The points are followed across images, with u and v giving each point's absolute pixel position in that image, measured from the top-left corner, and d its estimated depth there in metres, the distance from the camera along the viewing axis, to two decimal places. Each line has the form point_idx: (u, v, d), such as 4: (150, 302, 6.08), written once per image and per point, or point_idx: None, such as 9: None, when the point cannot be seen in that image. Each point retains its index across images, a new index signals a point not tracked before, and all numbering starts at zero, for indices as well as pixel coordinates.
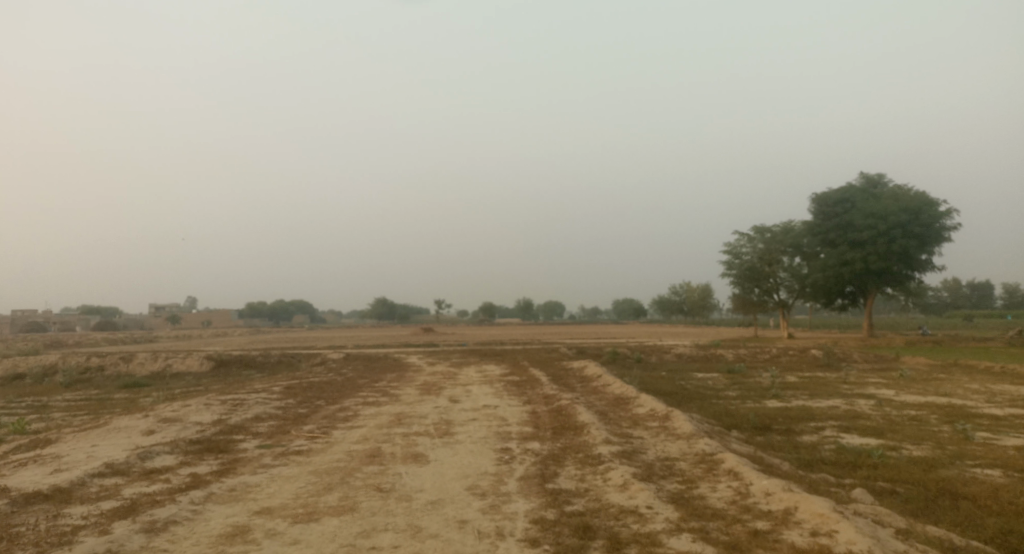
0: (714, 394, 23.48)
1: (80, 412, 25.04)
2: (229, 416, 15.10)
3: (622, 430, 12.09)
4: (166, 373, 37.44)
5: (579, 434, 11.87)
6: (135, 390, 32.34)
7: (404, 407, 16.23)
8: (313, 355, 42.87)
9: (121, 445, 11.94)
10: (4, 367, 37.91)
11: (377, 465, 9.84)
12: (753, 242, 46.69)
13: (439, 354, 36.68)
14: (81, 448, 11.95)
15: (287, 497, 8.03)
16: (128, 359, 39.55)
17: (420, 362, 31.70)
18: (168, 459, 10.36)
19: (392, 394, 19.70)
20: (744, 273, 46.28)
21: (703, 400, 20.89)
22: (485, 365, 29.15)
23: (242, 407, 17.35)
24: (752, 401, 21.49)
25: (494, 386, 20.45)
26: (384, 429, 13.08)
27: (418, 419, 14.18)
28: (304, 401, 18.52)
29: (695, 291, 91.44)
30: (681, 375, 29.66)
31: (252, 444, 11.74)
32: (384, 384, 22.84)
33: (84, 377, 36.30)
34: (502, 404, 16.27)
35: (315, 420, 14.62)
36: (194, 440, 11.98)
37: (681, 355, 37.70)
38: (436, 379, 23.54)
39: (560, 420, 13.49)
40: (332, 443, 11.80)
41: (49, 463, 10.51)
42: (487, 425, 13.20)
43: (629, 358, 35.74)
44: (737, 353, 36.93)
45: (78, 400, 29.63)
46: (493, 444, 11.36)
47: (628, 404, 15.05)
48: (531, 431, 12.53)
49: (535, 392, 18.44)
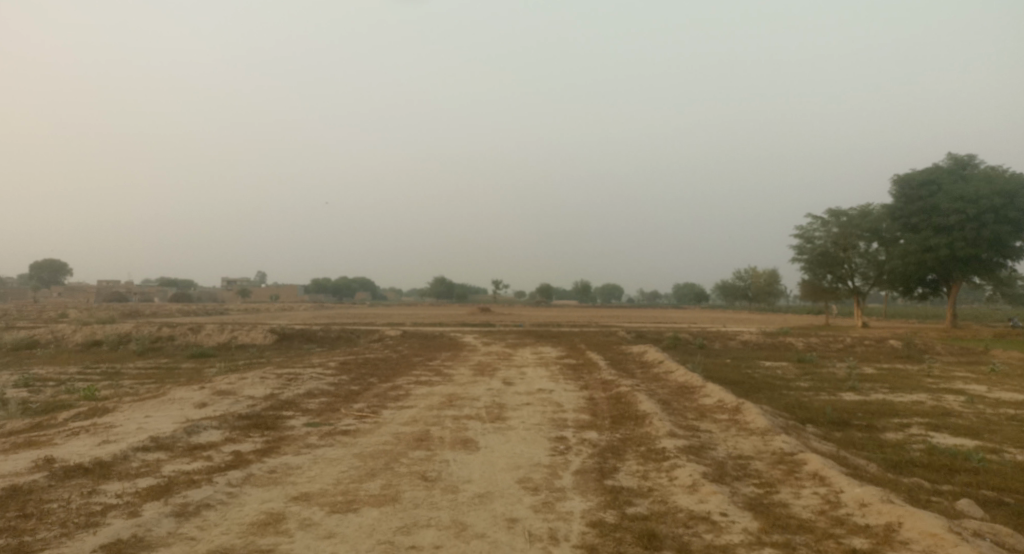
0: (784, 384, 22.15)
1: (148, 381, 25.78)
2: (282, 391, 14.93)
3: (688, 422, 11.20)
4: (231, 344, 38.36)
5: (640, 425, 11.03)
6: (202, 361, 33.12)
7: (456, 388, 15.73)
8: (372, 331, 43.22)
9: (172, 418, 11.82)
10: (83, 334, 39.63)
11: (424, 450, 9.29)
12: (827, 226, 44.40)
13: (495, 334, 36.26)
14: (134, 420, 11.91)
15: (326, 483, 7.53)
16: (197, 329, 40.74)
17: (476, 342, 31.34)
18: (214, 435, 10.09)
19: (446, 373, 19.26)
20: (816, 259, 44.01)
21: (773, 391, 19.68)
22: (541, 347, 28.43)
23: (296, 381, 17.24)
24: (826, 393, 20.13)
25: (550, 369, 19.77)
26: (435, 410, 12.58)
27: (470, 402, 13.61)
28: (357, 378, 18.28)
29: (762, 276, 87.92)
30: (746, 363, 28.17)
31: (300, 422, 11.42)
32: (438, 363, 22.43)
33: (156, 347, 37.55)
34: (558, 388, 15.56)
35: (366, 398, 14.24)
36: (243, 415, 11.74)
37: (747, 342, 36.08)
38: (491, 360, 22.99)
39: (619, 408, 12.66)
40: (380, 424, 11.34)
41: (99, 434, 10.43)
42: (542, 411, 12.52)
43: (692, 344, 34.41)
44: (808, 342, 35.05)
45: (148, 369, 30.62)
46: (547, 432, 10.65)
47: (693, 394, 14.08)
48: (588, 419, 11.78)
49: (593, 376, 17.61)
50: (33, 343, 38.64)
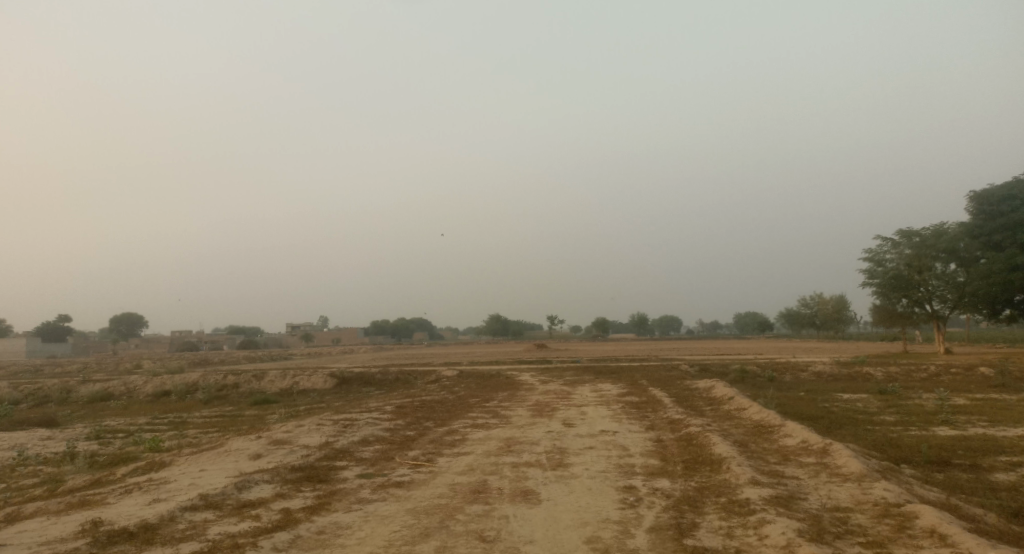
0: (867, 418, 20.53)
1: (212, 430, 25.90)
2: (337, 439, 14.52)
3: (770, 467, 10.20)
4: (293, 390, 38.60)
5: (717, 471, 10.07)
6: (264, 407, 33.28)
7: (515, 431, 15.00)
8: (429, 372, 42.89)
9: (226, 471, 11.51)
10: (153, 384, 40.62)
11: (482, 504, 8.63)
12: (899, 247, 42.19)
13: (552, 372, 35.34)
14: (188, 474, 11.65)
15: (377, 545, 6.95)
16: (260, 376, 41.23)
17: (534, 380, 30.50)
18: (264, 491, 9.67)
19: (503, 415, 18.54)
20: (889, 282, 41.66)
21: (857, 427, 18.18)
22: (602, 385, 27.40)
23: (352, 428, 16.84)
24: (916, 428, 18.50)
25: (612, 408, 18.85)
26: (493, 457, 11.90)
27: (529, 447, 12.85)
28: (413, 423, 17.76)
29: (829, 302, 84.26)
30: (823, 396, 26.44)
31: (354, 473, 10.92)
32: (495, 405, 21.75)
33: (221, 394, 38.08)
34: (622, 429, 14.64)
35: (421, 445, 13.67)
36: (295, 466, 11.33)
37: (820, 373, 34.09)
38: (550, 400, 22.15)
39: (691, 452, 11.68)
40: (435, 474, 10.72)
41: (151, 491, 10.15)
42: (606, 457, 11.69)
43: (761, 377, 32.72)
44: (888, 371, 32.85)
45: (212, 417, 30.92)
46: (614, 481, 9.81)
47: (771, 433, 12.99)
48: (657, 465, 10.88)
49: (659, 416, 16.58)
50: (107, 395, 39.84)
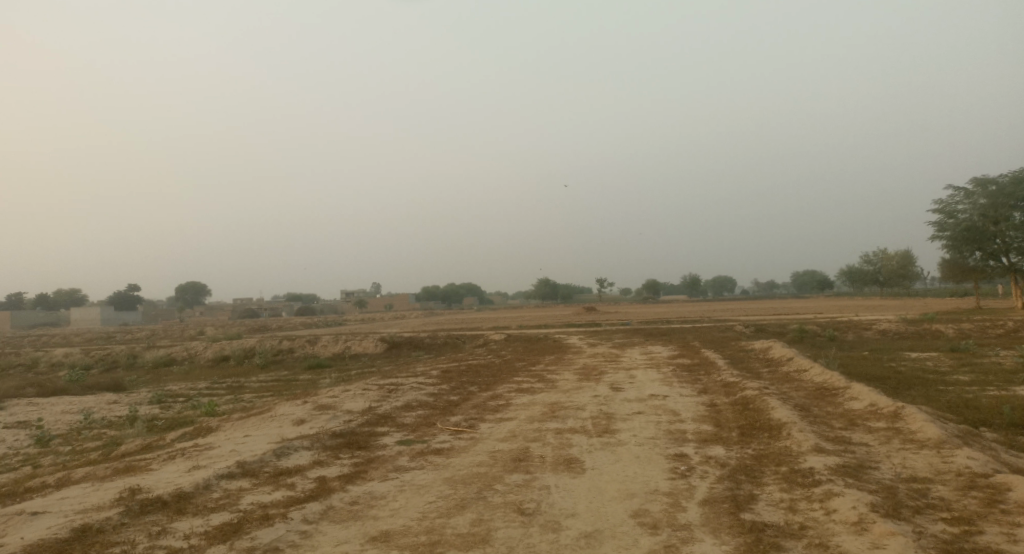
0: (938, 378, 19.35)
1: (266, 394, 26.35)
2: (381, 404, 14.32)
3: (835, 433, 9.44)
4: (345, 354, 39.13)
5: (776, 438, 9.37)
6: (318, 372, 33.82)
7: (561, 395, 14.53)
8: (478, 336, 42.87)
9: (269, 437, 11.41)
10: (213, 350, 41.80)
11: (523, 473, 8.17)
12: (973, 197, 39.70)
13: (602, 334, 34.76)
14: (232, 440, 11.59)
15: (410, 517, 6.58)
16: (314, 341, 41.92)
17: (582, 343, 30.03)
18: (303, 458, 9.45)
19: (549, 379, 18.11)
20: (960, 235, 39.21)
21: (928, 387, 17.10)
22: (652, 347, 26.69)
23: (397, 393, 16.65)
24: (994, 388, 17.31)
25: (663, 371, 18.20)
26: (536, 423, 11.45)
27: (575, 412, 12.36)
28: (459, 387, 17.48)
29: (894, 259, 80.68)
30: (889, 355, 25.17)
31: (394, 440, 10.62)
32: (542, 368, 21.35)
33: (277, 359, 38.91)
34: (673, 393, 14.00)
35: (464, 410, 13.34)
36: (336, 432, 11.12)
37: (885, 331, 32.49)
38: (598, 363, 21.62)
39: (747, 417, 10.98)
40: (477, 440, 10.33)
41: (193, 457, 10.07)
42: (656, 422, 11.10)
43: (821, 337, 31.38)
44: (959, 328, 31.09)
45: (268, 381, 31.56)
46: (664, 448, 9.23)
47: (835, 396, 12.15)
48: (710, 431, 10.24)
49: (712, 378, 15.85)
50: (170, 361, 41.26)
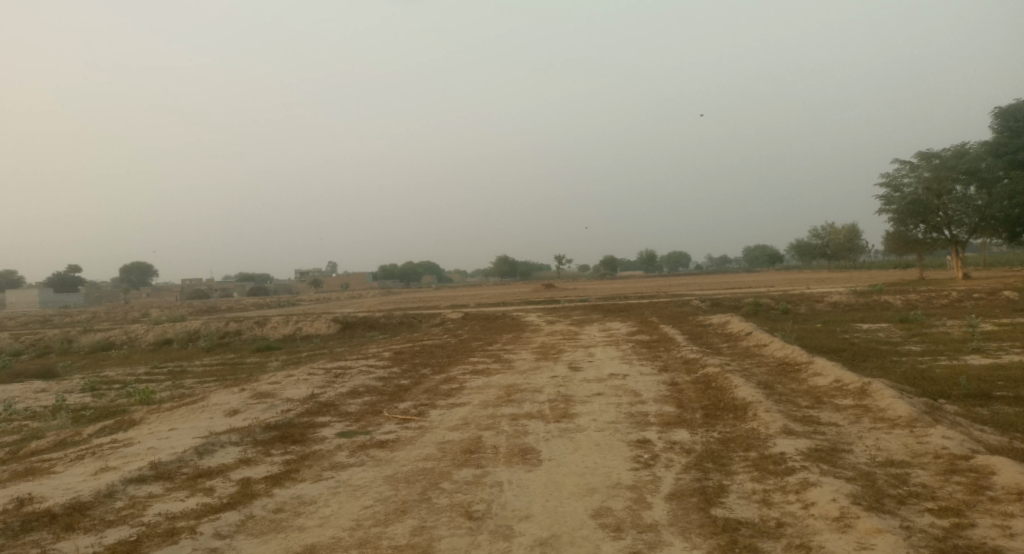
0: (891, 349, 19.36)
1: (210, 380, 25.04)
2: (325, 391, 13.37)
3: (803, 412, 8.97)
4: (296, 336, 37.72)
5: (742, 419, 8.85)
6: (266, 354, 32.46)
7: (516, 377, 13.83)
8: (434, 315, 41.92)
9: (196, 431, 10.38)
10: (155, 333, 39.81)
11: (473, 467, 7.43)
12: (917, 170, 40.18)
13: (559, 311, 34.24)
14: (155, 435, 10.52)
15: (342, 527, 5.76)
16: (262, 322, 40.30)
17: (539, 320, 29.45)
18: (229, 456, 8.51)
19: (506, 359, 17.40)
20: (905, 208, 39.86)
21: (882, 359, 17.05)
22: (611, 323, 26.20)
23: (343, 377, 15.69)
24: (945, 358, 17.36)
25: (622, 348, 17.71)
26: (490, 408, 10.71)
27: (530, 395, 11.67)
28: (410, 370, 16.65)
29: (841, 232, 82.39)
30: (841, 327, 25.29)
31: (334, 431, 9.73)
32: (499, 347, 20.66)
33: (224, 342, 37.27)
34: (633, 372, 13.44)
35: (413, 396, 12.53)
36: (270, 424, 10.16)
37: (836, 303, 32.79)
38: (556, 341, 21.03)
39: (710, 397, 10.46)
40: (425, 430, 9.54)
41: (105, 457, 9.02)
42: (615, 404, 10.48)
43: (775, 310, 31.48)
44: (907, 299, 31.58)
45: (213, 366, 30.11)
46: (625, 434, 8.59)
47: (798, 373, 11.73)
48: (673, 413, 9.65)
49: (672, 355, 15.37)
50: (109, 345, 39.15)
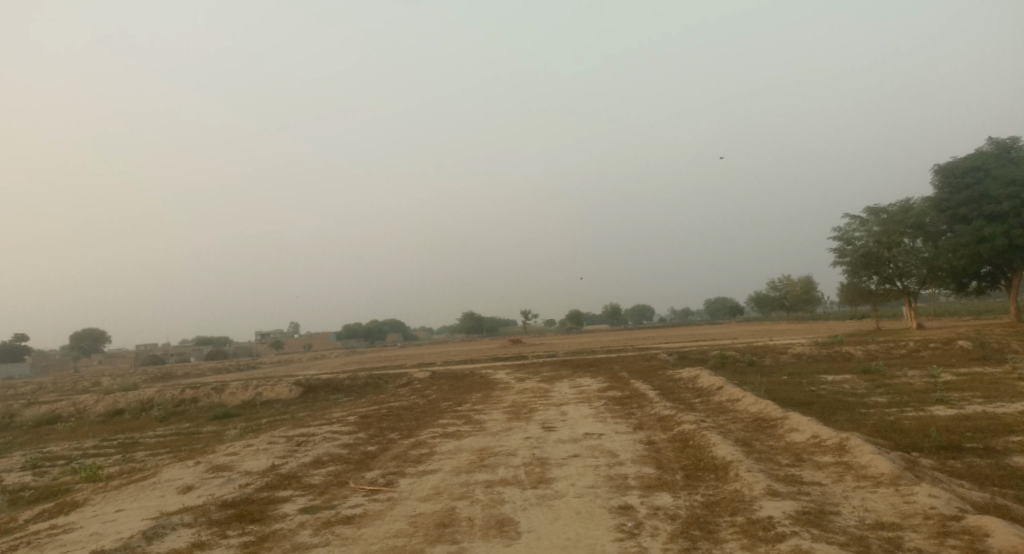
0: (858, 401, 19.44)
1: (163, 452, 23.75)
2: (287, 461, 12.70)
3: (784, 471, 8.76)
4: (255, 402, 36.32)
5: (724, 480, 8.58)
6: (224, 422, 31.10)
7: (488, 440, 13.37)
8: (400, 375, 41.01)
9: (146, 512, 9.65)
10: (105, 403, 37.97)
11: (448, 544, 6.96)
12: (868, 224, 41.37)
13: (527, 369, 33.83)
14: (100, 518, 9.73)
15: None
16: (221, 388, 38.83)
17: (508, 379, 28.98)
18: (181, 539, 7.86)
19: (475, 420, 16.89)
20: (858, 261, 40.92)
21: (852, 411, 17.06)
22: (580, 380, 25.85)
23: (306, 446, 14.98)
24: (912, 408, 17.46)
25: (594, 405, 17.39)
26: (462, 476, 10.24)
27: (504, 459, 11.22)
28: (377, 435, 16.01)
29: (798, 285, 84.38)
30: (807, 379, 25.44)
31: (296, 507, 9.14)
32: (468, 408, 20.11)
33: (179, 410, 35.68)
34: (607, 431, 13.12)
35: (381, 464, 11.96)
36: (227, 502, 9.51)
37: (801, 355, 33.09)
38: (527, 400, 20.59)
39: (689, 456, 10.19)
40: (394, 502, 9.02)
41: (42, 547, 8.26)
42: (593, 467, 10.12)
43: (742, 363, 31.57)
44: (868, 349, 32.10)
45: (166, 436, 28.68)
46: (605, 500, 8.23)
47: (774, 429, 11.57)
48: (653, 475, 9.34)
49: (646, 412, 15.11)
50: (55, 418, 37.11)
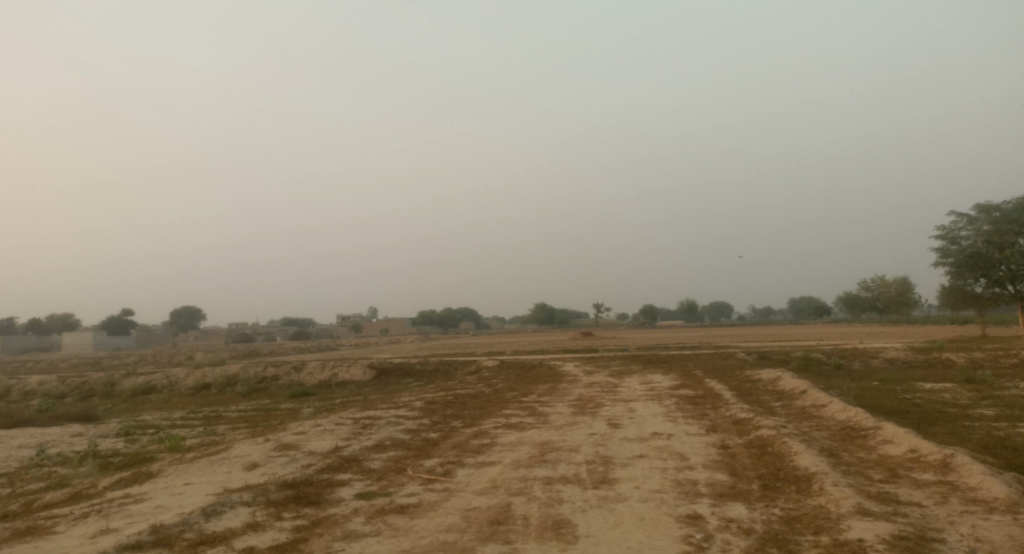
0: (960, 412, 17.80)
1: (241, 426, 24.55)
2: (349, 444, 12.67)
3: (877, 488, 7.89)
4: (331, 382, 37.22)
5: (806, 494, 7.81)
6: (301, 401, 31.95)
7: (552, 433, 12.94)
8: (471, 363, 41.10)
9: (210, 487, 9.73)
10: (194, 377, 39.85)
11: (501, 543, 6.57)
12: (976, 223, 38.26)
13: (599, 362, 33.15)
14: (167, 490, 9.89)
15: None
16: (299, 367, 40.05)
17: (578, 371, 28.41)
18: (237, 518, 7.81)
19: (541, 412, 16.48)
20: (964, 262, 37.85)
21: (952, 422, 15.59)
22: (653, 376, 24.98)
23: (371, 429, 14.97)
24: (1023, 424, 15.80)
25: (665, 403, 16.63)
26: (522, 470, 9.84)
27: (567, 455, 10.76)
28: (441, 422, 15.86)
29: (892, 285, 79.46)
30: (901, 386, 23.64)
31: (352, 492, 8.97)
32: (534, 399, 19.70)
33: (260, 387, 37.02)
34: (678, 431, 12.40)
35: (441, 452, 11.73)
36: (286, 482, 9.46)
37: (894, 360, 30.88)
38: (595, 393, 20.02)
39: (766, 464, 9.42)
40: (450, 493, 8.72)
41: (109, 516, 8.41)
42: (661, 470, 9.50)
43: (827, 366, 29.76)
44: (971, 357, 29.61)
45: (246, 411, 29.71)
46: (673, 507, 7.63)
47: (864, 440, 10.57)
48: (727, 482, 8.65)
49: (720, 413, 14.27)
50: (149, 389, 39.27)
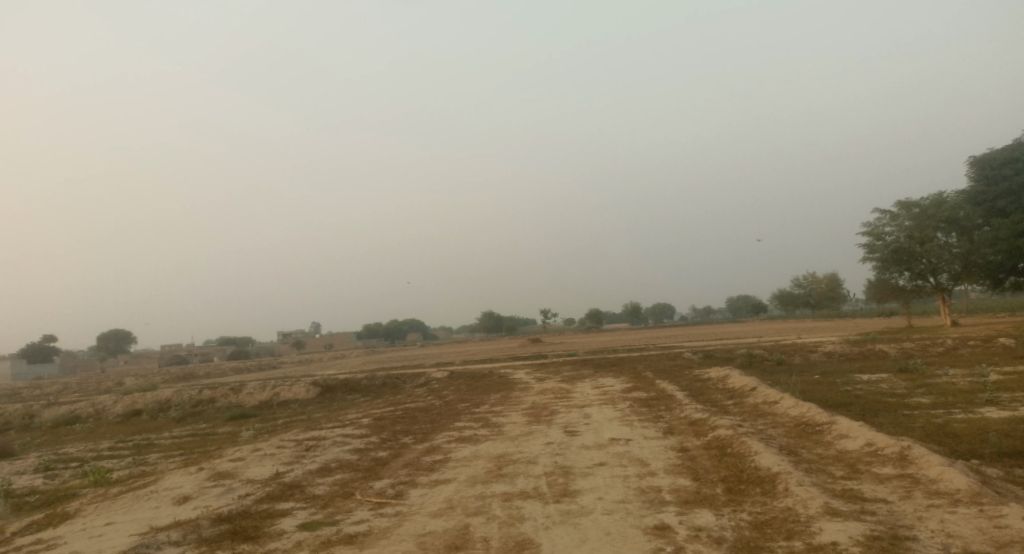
0: (900, 402, 18.21)
1: (174, 455, 23.09)
2: (292, 469, 11.88)
3: (841, 485, 7.75)
4: (272, 402, 35.71)
5: (773, 496, 7.59)
6: (240, 423, 30.44)
7: (507, 445, 12.48)
8: (418, 375, 40.18)
9: (135, 527, 8.85)
10: (124, 404, 37.57)
11: None
12: (898, 219, 39.98)
13: (548, 368, 32.85)
14: (87, 533, 8.95)
15: None
16: (238, 388, 38.30)
17: (528, 378, 28.04)
18: None
19: (493, 423, 16.00)
20: (888, 256, 39.39)
21: (895, 413, 15.87)
22: (603, 379, 24.82)
23: (315, 450, 14.17)
24: (959, 411, 16.25)
25: (619, 407, 16.39)
26: (479, 487, 9.34)
27: (524, 468, 10.32)
28: (390, 439, 15.17)
29: (823, 281, 82.24)
30: (841, 378, 24.18)
31: (296, 522, 8.29)
32: (486, 409, 19.20)
33: (195, 411, 35.16)
34: (635, 436, 12.12)
35: (391, 472, 11.10)
36: (221, 516, 8.69)
37: (832, 353, 31.74)
38: (548, 400, 19.66)
39: (728, 466, 9.21)
40: (403, 517, 8.15)
41: None
42: (623, 478, 9.16)
43: (770, 362, 30.31)
44: (902, 347, 30.66)
45: (181, 438, 28.08)
46: (638, 518, 7.28)
47: (820, 435, 10.50)
48: (691, 487, 8.36)
49: (675, 415, 14.10)
50: (73, 419, 36.81)
